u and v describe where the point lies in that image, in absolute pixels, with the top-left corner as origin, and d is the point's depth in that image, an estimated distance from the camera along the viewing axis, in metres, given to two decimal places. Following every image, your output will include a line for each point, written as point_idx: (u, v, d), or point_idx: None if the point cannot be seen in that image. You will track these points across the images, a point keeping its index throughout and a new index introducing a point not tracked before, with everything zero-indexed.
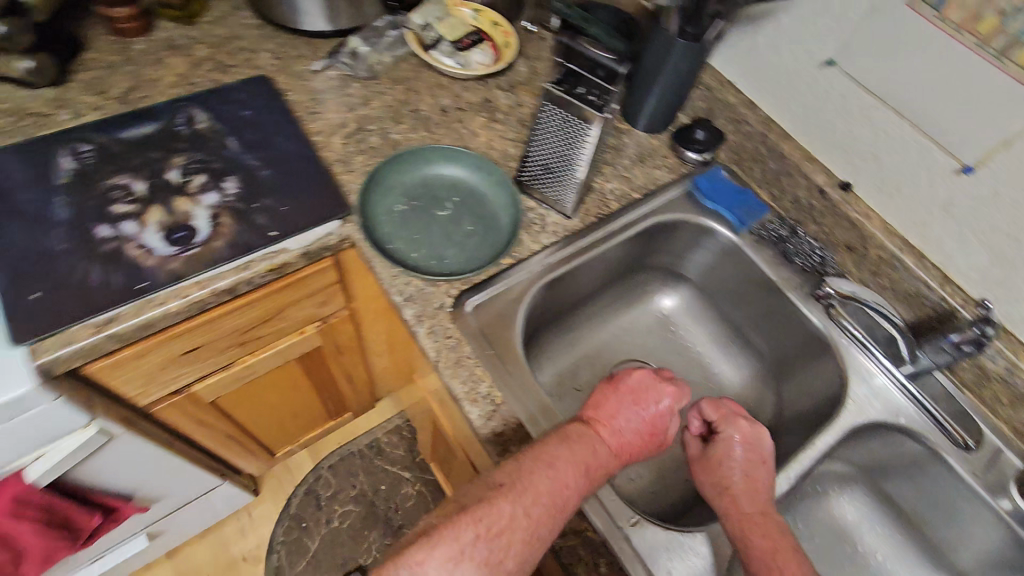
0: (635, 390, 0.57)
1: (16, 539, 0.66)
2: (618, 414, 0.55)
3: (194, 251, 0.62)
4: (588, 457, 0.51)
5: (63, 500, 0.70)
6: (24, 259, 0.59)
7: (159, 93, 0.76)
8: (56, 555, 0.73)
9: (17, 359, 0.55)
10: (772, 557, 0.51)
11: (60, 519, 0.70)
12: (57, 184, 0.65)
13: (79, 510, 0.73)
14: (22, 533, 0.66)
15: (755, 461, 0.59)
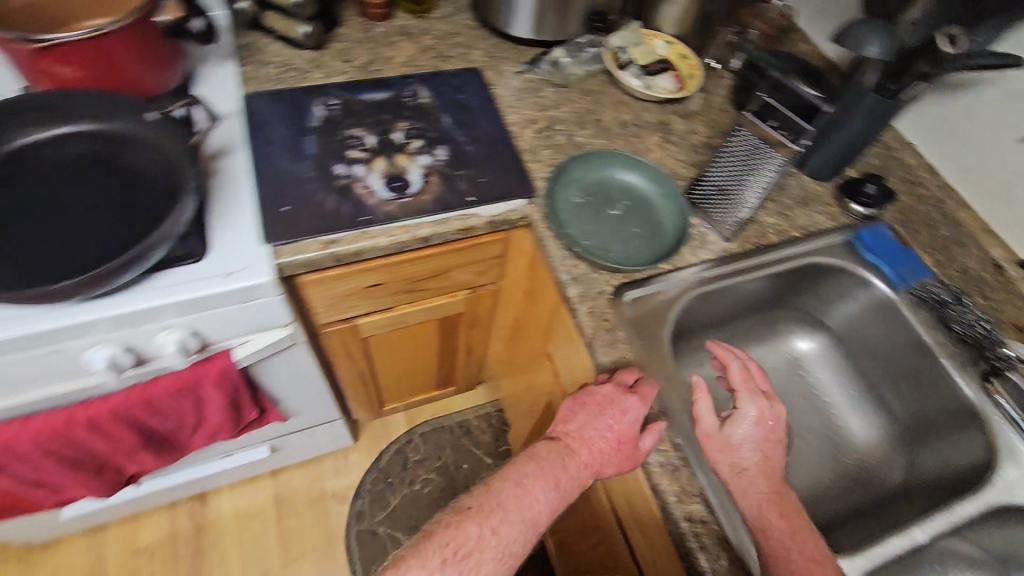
0: (601, 403, 0.62)
1: (206, 409, 0.79)
2: (589, 426, 0.61)
3: (406, 200, 0.73)
4: (560, 474, 0.59)
5: (245, 386, 0.81)
6: (279, 179, 0.72)
7: (391, 69, 0.89)
8: (220, 431, 0.86)
9: (263, 254, 0.67)
10: (789, 537, 0.54)
11: (238, 401, 0.82)
12: (309, 126, 0.78)
13: (250, 399, 0.85)
14: (213, 403, 0.78)
15: (773, 441, 0.60)
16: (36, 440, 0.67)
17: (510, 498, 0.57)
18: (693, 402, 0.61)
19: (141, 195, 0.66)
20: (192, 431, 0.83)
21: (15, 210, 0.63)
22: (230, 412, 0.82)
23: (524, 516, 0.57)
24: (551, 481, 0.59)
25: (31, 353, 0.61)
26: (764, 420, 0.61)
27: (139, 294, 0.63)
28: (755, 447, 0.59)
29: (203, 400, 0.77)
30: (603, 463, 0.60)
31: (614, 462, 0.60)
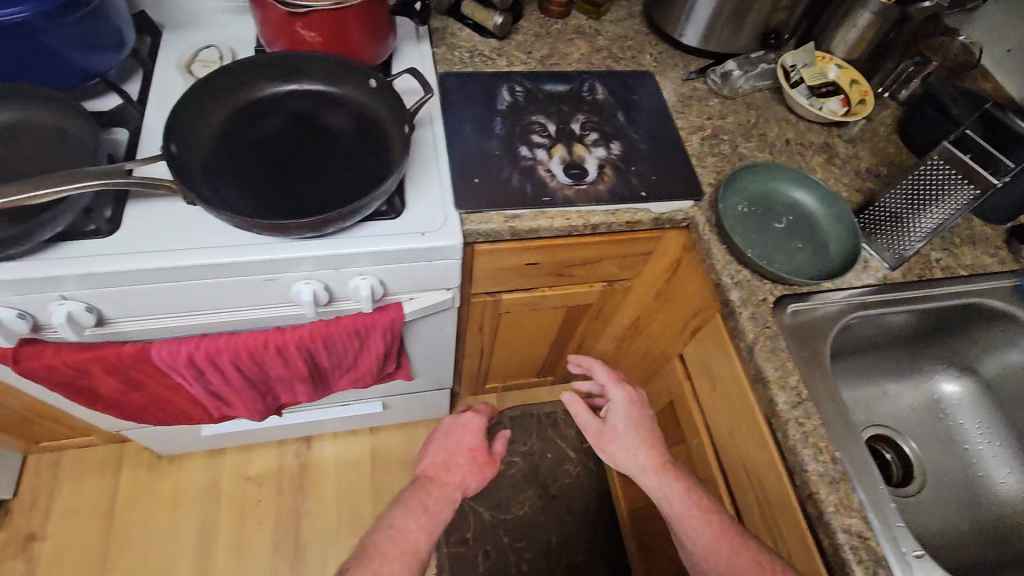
0: (463, 425, 0.83)
1: (364, 356, 0.86)
2: (448, 442, 0.81)
3: (583, 187, 0.77)
4: (427, 499, 0.73)
5: (399, 339, 0.88)
6: (471, 154, 0.78)
7: (568, 64, 0.93)
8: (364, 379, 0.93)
9: (454, 218, 0.73)
10: (695, 505, 0.67)
11: (389, 354, 0.89)
12: (497, 108, 0.83)
13: (396, 355, 0.92)
14: (371, 351, 0.85)
15: (639, 418, 0.77)
16: (236, 356, 0.76)
17: (403, 524, 0.69)
18: (575, 414, 0.79)
19: (360, 154, 0.73)
20: (343, 375, 0.91)
21: (258, 153, 0.72)
22: (380, 362, 0.89)
23: (398, 534, 0.68)
24: (434, 505, 0.73)
25: (254, 278, 0.69)
26: (625, 407, 0.78)
27: (348, 240, 0.70)
28: (607, 435, 0.76)
29: (365, 347, 0.84)
30: (466, 478, 0.78)
31: (476, 476, 0.79)
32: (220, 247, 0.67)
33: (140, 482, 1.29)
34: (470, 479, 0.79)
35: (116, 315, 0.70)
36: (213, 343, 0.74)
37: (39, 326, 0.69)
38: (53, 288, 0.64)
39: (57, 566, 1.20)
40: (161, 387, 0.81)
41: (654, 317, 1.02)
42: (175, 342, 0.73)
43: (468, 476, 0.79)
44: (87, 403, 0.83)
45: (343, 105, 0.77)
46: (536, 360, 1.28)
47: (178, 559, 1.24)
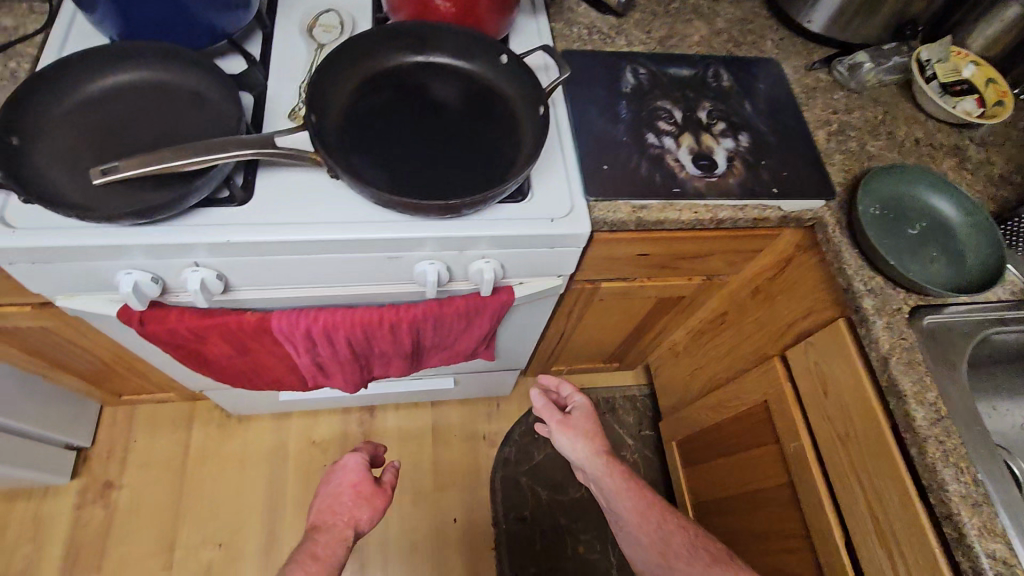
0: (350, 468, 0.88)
1: (463, 338, 0.85)
2: (343, 490, 0.85)
3: (712, 180, 0.75)
4: (315, 547, 0.75)
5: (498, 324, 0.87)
6: (597, 139, 0.75)
7: (687, 47, 0.89)
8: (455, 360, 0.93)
9: (583, 205, 0.71)
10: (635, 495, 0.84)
11: (486, 338, 0.88)
12: (621, 90, 0.80)
13: (491, 339, 0.91)
14: (472, 334, 0.84)
15: (586, 420, 0.92)
16: (349, 330, 0.76)
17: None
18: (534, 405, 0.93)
19: (488, 135, 0.72)
20: (436, 356, 0.90)
21: (387, 126, 0.70)
22: (475, 345, 0.88)
23: (325, 553, 0.75)
24: (327, 551, 0.75)
25: (379, 255, 0.69)
26: (585, 413, 0.92)
27: (476, 222, 0.68)
28: (566, 428, 0.90)
29: (467, 330, 0.83)
30: (356, 512, 0.83)
31: (366, 509, 0.84)
32: (350, 222, 0.66)
33: (210, 439, 1.32)
34: (367, 513, 0.84)
35: (240, 283, 0.71)
36: (331, 316, 0.74)
37: (167, 289, 0.69)
38: (188, 254, 0.64)
39: (133, 514, 1.23)
40: (267, 354, 0.82)
41: (748, 315, 1.00)
42: (296, 314, 0.73)
43: (360, 511, 0.84)
44: (193, 364, 0.84)
45: (470, 82, 0.76)
46: (606, 347, 1.27)
47: (246, 516, 1.26)
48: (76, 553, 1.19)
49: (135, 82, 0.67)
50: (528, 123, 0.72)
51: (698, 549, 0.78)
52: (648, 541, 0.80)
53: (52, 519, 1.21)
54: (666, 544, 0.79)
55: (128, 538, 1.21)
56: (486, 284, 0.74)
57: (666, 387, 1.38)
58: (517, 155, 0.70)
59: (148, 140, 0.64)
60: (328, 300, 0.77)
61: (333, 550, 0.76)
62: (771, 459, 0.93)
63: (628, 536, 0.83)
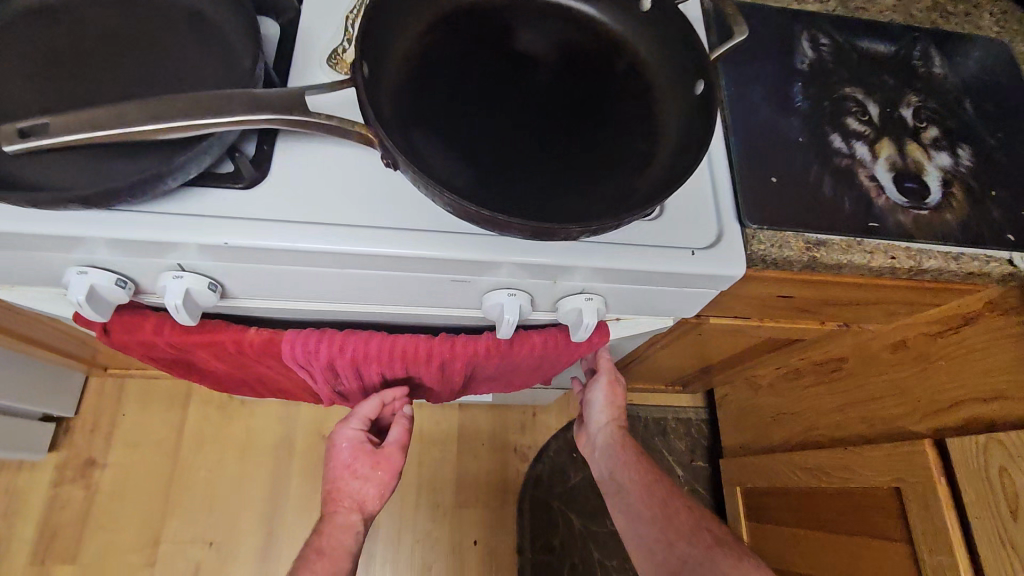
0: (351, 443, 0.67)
1: (533, 376, 0.66)
2: (350, 462, 0.67)
3: (922, 213, 0.52)
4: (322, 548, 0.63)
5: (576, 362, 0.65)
6: (762, 137, 0.53)
7: (877, 11, 0.62)
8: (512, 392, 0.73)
9: (738, 235, 0.49)
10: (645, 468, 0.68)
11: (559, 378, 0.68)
12: (796, 67, 0.56)
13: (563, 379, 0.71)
14: (545, 373, 0.64)
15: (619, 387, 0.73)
16: (380, 363, 0.56)
17: None
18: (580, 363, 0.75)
19: (610, 114, 0.49)
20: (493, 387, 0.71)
21: (468, 88, 0.47)
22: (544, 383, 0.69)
23: (332, 546, 0.63)
24: (335, 544, 0.64)
25: (440, 277, 0.48)
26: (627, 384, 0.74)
27: (586, 248, 0.47)
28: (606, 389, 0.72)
29: (539, 370, 0.63)
30: (360, 493, 0.67)
31: (372, 488, 0.67)
32: (405, 230, 0.45)
33: (208, 421, 1.15)
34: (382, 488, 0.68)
35: (241, 293, 0.51)
36: (361, 348, 0.54)
37: (142, 292, 0.49)
38: (170, 254, 0.44)
39: (116, 499, 1.08)
40: (276, 374, 0.62)
41: (881, 372, 0.79)
42: (312, 338, 0.53)
43: (369, 488, 0.67)
44: (181, 372, 0.65)
45: (584, 34, 0.53)
46: (675, 373, 1.07)
47: (242, 514, 1.10)
48: (50, 536, 1.05)
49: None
50: (670, 105, 0.50)
51: (702, 531, 0.62)
52: (651, 514, 0.64)
53: (26, 496, 1.07)
54: (668, 524, 0.63)
55: (108, 526, 1.07)
56: (581, 328, 0.52)
57: (736, 420, 1.18)
58: (654, 152, 0.48)
59: (112, 75, 0.42)
60: (359, 317, 0.57)
61: (342, 542, 0.64)
62: (899, 561, 0.75)
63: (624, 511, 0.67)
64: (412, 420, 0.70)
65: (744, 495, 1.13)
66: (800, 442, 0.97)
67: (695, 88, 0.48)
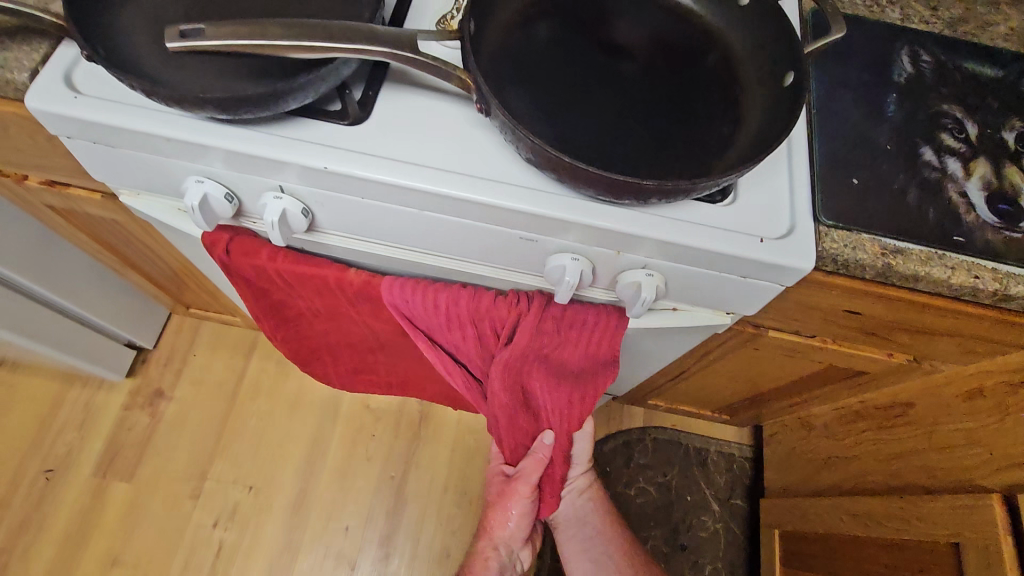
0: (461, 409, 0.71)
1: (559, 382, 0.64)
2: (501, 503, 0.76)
3: (1015, 236, 0.49)
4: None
5: (590, 311, 0.58)
6: (848, 142, 0.52)
7: (984, 38, 0.61)
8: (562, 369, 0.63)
9: (809, 230, 0.49)
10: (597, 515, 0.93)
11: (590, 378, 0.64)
12: (893, 79, 0.56)
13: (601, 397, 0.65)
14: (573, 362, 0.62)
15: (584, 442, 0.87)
16: (455, 320, 0.59)
17: None
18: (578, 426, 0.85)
19: (697, 99, 0.51)
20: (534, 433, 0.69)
21: (565, 61, 0.50)
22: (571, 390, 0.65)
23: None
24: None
25: (510, 232, 0.50)
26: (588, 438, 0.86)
27: (651, 220, 0.48)
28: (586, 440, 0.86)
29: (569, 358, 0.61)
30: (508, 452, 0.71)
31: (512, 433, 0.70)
32: (486, 178, 0.47)
33: (267, 373, 1.22)
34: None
35: (327, 225, 0.55)
36: (452, 302, 0.57)
37: (244, 212, 0.55)
38: (275, 174, 0.49)
39: (175, 430, 1.16)
40: (355, 323, 0.67)
41: (949, 421, 0.74)
42: (407, 286, 0.57)
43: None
44: (269, 323, 0.70)
45: (680, 19, 0.54)
46: (723, 396, 1.04)
47: (283, 466, 1.16)
48: (113, 454, 1.14)
49: None
50: (757, 97, 0.50)
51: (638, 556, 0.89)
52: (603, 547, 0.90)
53: (101, 414, 1.16)
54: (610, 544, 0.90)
55: (163, 453, 1.15)
56: (638, 303, 0.53)
57: (785, 462, 1.13)
58: (734, 139, 0.49)
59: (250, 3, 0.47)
60: (425, 271, 0.60)
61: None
62: None
63: (583, 537, 0.91)
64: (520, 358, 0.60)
65: (783, 538, 1.07)
66: (849, 489, 0.91)
67: (784, 80, 0.49)
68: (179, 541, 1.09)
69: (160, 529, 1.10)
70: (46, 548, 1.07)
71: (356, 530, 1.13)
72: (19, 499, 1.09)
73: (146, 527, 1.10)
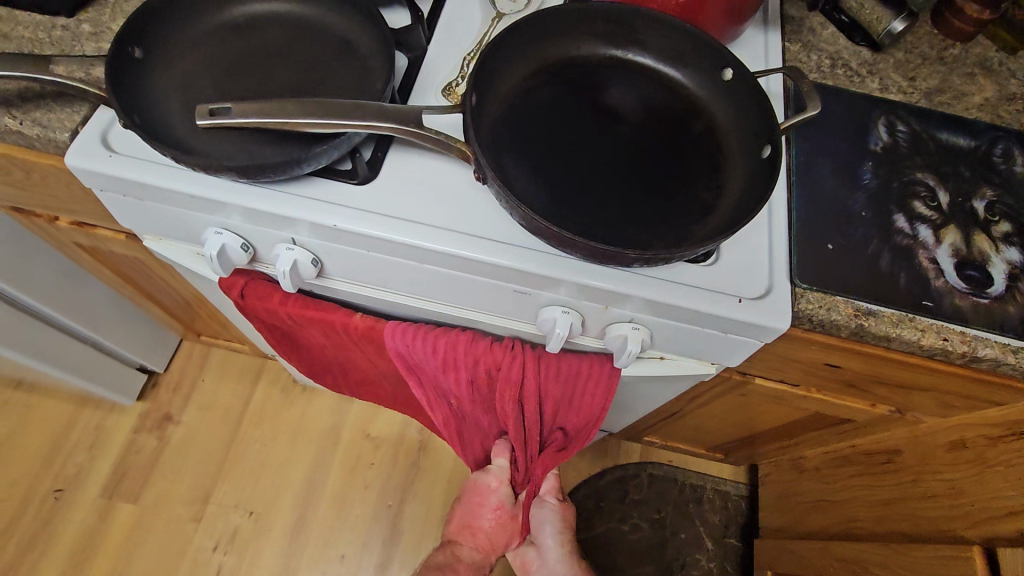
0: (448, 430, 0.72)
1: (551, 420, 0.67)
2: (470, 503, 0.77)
3: (981, 301, 0.52)
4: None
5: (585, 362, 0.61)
6: (825, 208, 0.56)
7: (956, 110, 0.64)
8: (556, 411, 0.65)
9: (786, 292, 0.52)
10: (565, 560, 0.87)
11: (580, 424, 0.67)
12: (868, 148, 0.59)
13: (587, 442, 0.70)
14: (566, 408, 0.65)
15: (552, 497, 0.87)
16: (457, 364, 0.61)
17: None
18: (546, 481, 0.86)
19: (683, 167, 0.54)
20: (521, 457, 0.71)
21: (559, 130, 0.54)
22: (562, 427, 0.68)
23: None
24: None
25: (505, 286, 0.54)
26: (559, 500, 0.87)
27: (637, 280, 0.51)
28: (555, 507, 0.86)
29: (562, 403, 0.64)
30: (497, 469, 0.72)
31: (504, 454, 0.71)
32: (483, 237, 0.51)
33: (271, 400, 1.25)
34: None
35: (335, 273, 0.59)
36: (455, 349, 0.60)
37: (258, 259, 0.59)
38: (288, 228, 0.52)
39: (181, 453, 1.19)
40: (359, 361, 0.70)
41: (933, 471, 0.75)
42: (409, 331, 0.61)
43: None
44: (281, 352, 0.74)
45: (668, 90, 0.58)
46: (716, 436, 1.06)
47: (284, 492, 1.18)
48: (121, 475, 1.17)
49: (283, 11, 0.56)
50: (739, 167, 0.54)
51: None
52: None
53: (109, 436, 1.19)
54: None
55: (168, 476, 1.17)
56: (624, 354, 0.56)
57: (778, 503, 1.13)
58: (715, 205, 0.52)
59: (280, 84, 0.52)
60: (425, 317, 0.63)
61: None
62: None
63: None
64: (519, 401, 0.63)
65: None
66: (838, 534, 0.92)
67: (762, 152, 0.53)
68: (180, 564, 1.11)
69: (162, 552, 1.12)
70: (51, 567, 1.09)
71: (352, 558, 1.14)
72: (27, 518, 1.12)
73: (149, 549, 1.12)
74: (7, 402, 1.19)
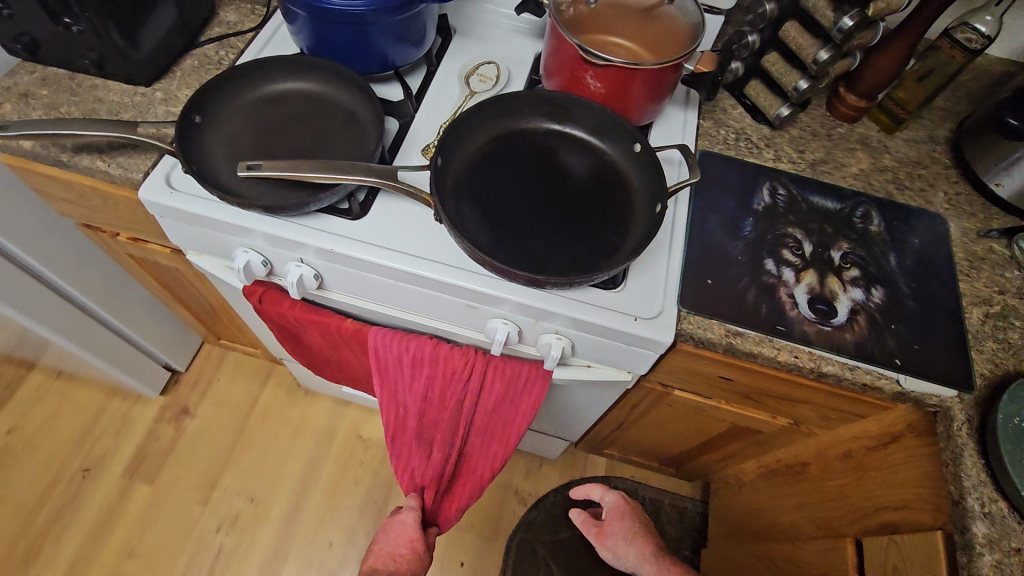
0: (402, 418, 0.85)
1: (492, 418, 0.81)
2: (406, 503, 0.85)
3: (825, 328, 0.68)
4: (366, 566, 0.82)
5: (521, 367, 0.77)
6: (712, 251, 0.72)
7: (834, 180, 0.80)
8: (496, 409, 0.80)
9: (671, 314, 0.67)
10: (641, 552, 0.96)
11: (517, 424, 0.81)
12: (753, 207, 0.76)
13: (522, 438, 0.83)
14: (506, 407, 0.80)
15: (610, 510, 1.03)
16: (418, 358, 0.77)
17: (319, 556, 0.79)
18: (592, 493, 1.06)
19: (599, 217, 0.71)
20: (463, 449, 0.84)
21: (506, 185, 0.72)
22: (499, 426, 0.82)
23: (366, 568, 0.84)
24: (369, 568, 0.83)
25: (459, 301, 0.70)
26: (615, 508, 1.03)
27: (556, 299, 0.67)
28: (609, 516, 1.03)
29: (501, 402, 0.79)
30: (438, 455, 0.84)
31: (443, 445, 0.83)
32: (442, 262, 0.68)
33: (277, 400, 1.41)
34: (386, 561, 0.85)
35: (332, 286, 0.76)
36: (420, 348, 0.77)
37: (274, 273, 0.76)
38: (297, 250, 0.70)
39: (195, 442, 1.35)
40: (348, 357, 0.86)
41: None
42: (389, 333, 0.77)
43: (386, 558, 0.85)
44: (287, 348, 0.90)
45: (596, 156, 0.76)
46: (663, 448, 1.19)
47: (282, 483, 1.33)
48: (141, 459, 1.33)
49: (305, 89, 0.74)
50: (641, 217, 0.70)
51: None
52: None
53: (135, 424, 1.36)
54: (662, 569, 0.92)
55: (182, 462, 1.33)
56: (550, 358, 0.72)
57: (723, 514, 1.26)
58: (620, 246, 0.69)
59: (299, 146, 0.70)
60: (401, 324, 0.79)
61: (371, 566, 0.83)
62: None
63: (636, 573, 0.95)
64: (467, 393, 0.78)
65: None
66: (763, 537, 1.05)
67: (657, 208, 0.69)
68: (186, 541, 1.26)
69: (173, 529, 1.27)
70: (74, 537, 1.24)
71: (338, 545, 1.28)
72: (57, 492, 1.28)
73: (160, 525, 1.27)
74: (49, 390, 1.37)
